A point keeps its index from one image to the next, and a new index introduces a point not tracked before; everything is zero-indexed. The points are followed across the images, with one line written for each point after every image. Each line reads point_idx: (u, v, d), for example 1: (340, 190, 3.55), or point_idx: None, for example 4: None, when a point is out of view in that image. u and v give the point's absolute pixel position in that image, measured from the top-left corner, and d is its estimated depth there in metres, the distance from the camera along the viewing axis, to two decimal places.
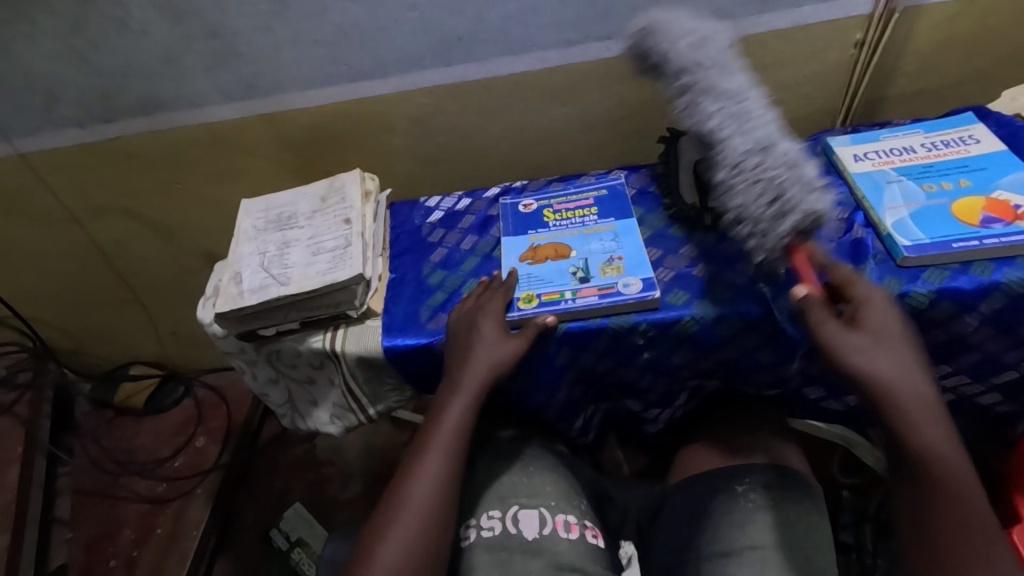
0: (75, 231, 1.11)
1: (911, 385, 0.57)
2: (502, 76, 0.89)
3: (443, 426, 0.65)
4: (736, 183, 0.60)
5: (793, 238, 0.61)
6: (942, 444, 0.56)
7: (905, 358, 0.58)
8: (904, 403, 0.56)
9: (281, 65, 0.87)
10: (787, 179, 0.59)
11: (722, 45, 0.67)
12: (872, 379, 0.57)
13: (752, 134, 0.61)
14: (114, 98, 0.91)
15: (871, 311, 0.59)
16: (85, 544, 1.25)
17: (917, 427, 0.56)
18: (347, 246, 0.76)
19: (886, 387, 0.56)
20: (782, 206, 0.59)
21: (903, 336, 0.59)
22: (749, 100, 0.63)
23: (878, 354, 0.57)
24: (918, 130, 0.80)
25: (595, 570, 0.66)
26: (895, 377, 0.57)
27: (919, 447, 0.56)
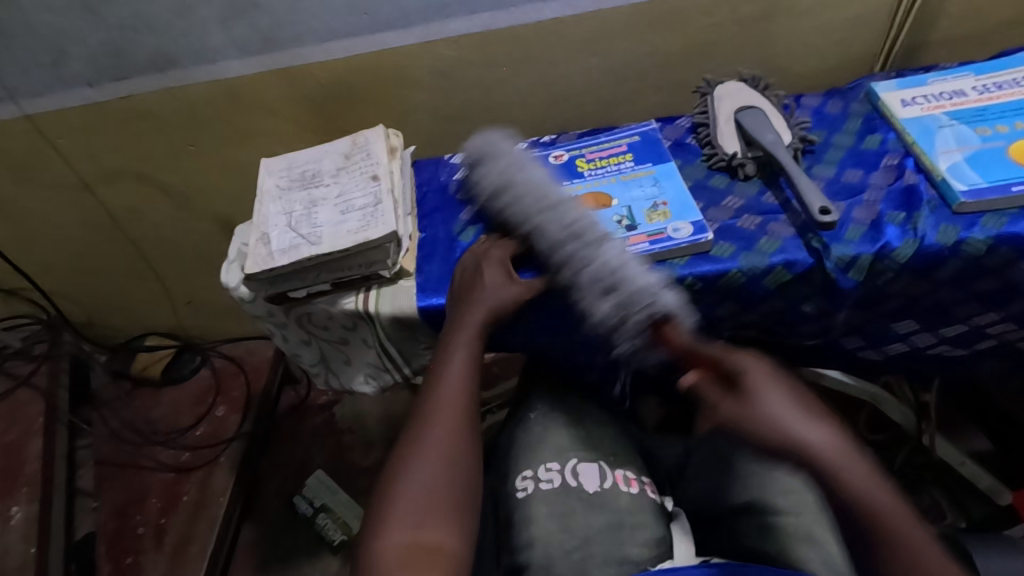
0: (86, 197, 1.08)
1: (829, 442, 0.51)
2: (530, 23, 0.85)
3: (453, 351, 0.63)
4: (579, 297, 0.62)
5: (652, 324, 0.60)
6: (876, 489, 0.50)
7: (813, 417, 0.52)
8: (835, 467, 0.50)
9: (298, 15, 0.83)
10: (613, 316, 0.60)
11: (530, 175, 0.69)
12: (804, 450, 0.51)
13: (569, 260, 0.62)
14: (124, 54, 0.87)
15: (755, 376, 0.55)
16: (112, 512, 1.25)
17: (853, 488, 0.50)
18: (377, 203, 0.73)
19: (813, 454, 0.51)
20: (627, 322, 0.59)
21: (809, 402, 0.54)
22: (550, 224, 0.64)
23: (781, 413, 0.52)
24: (969, 72, 0.77)
25: (652, 523, 0.64)
26: (813, 440, 0.51)
27: (847, 495, 0.50)
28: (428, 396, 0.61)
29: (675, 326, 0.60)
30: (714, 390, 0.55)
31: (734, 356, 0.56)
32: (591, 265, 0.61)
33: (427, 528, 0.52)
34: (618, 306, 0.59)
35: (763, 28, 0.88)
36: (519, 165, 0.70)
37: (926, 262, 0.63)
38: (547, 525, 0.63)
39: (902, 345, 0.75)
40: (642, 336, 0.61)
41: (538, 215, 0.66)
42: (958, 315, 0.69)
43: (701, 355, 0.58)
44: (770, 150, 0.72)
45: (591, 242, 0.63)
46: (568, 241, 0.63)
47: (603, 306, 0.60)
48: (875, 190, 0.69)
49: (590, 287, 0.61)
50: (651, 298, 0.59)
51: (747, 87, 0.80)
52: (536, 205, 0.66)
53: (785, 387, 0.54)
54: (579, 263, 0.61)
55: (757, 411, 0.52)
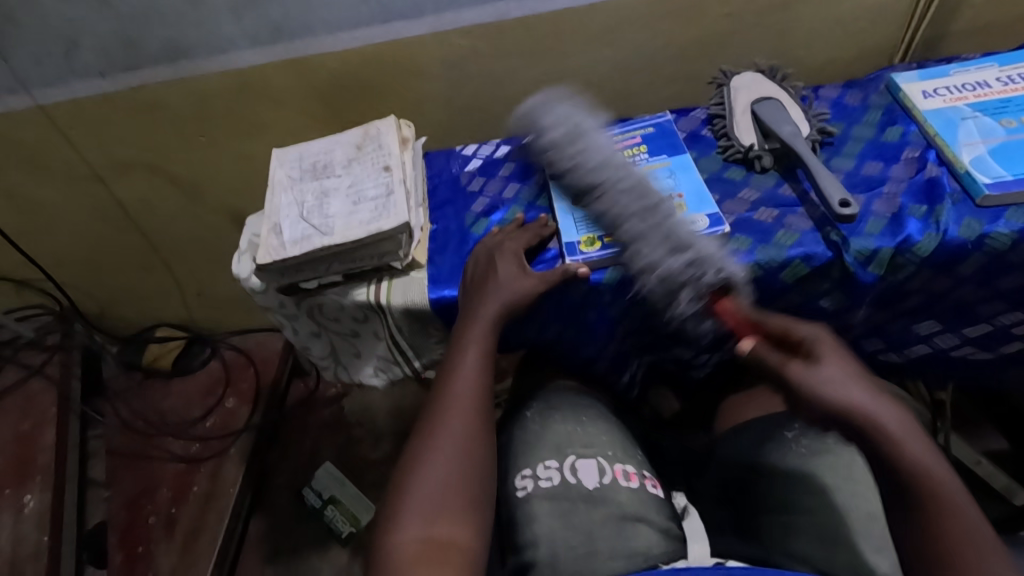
0: (98, 188, 1.08)
1: (896, 418, 0.51)
2: (544, 13, 0.84)
3: (466, 346, 0.62)
4: (645, 250, 0.61)
5: (715, 291, 0.60)
6: (940, 472, 0.49)
7: (881, 393, 0.53)
8: (895, 434, 0.50)
9: (309, 4, 0.83)
10: (682, 274, 0.59)
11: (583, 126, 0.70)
12: (864, 413, 0.51)
13: (648, 218, 0.62)
14: (136, 43, 0.87)
15: (821, 345, 0.57)
16: (123, 501, 1.26)
17: (914, 457, 0.50)
18: (389, 194, 0.72)
19: (873, 419, 0.51)
20: (689, 283, 0.59)
21: (872, 378, 0.56)
22: (631, 180, 0.65)
23: (851, 384, 0.53)
24: (993, 63, 0.75)
25: (658, 519, 0.63)
26: (874, 407, 0.52)
27: (914, 474, 0.49)
28: (441, 391, 0.60)
29: (734, 298, 0.60)
30: (772, 354, 0.58)
31: (798, 327, 0.59)
32: (665, 227, 0.61)
33: (441, 523, 0.52)
34: (689, 268, 0.59)
35: (781, 18, 0.87)
36: (581, 130, 0.70)
37: (947, 257, 0.62)
38: (549, 523, 0.62)
39: (923, 347, 0.74)
40: (701, 302, 0.60)
41: (613, 171, 0.66)
42: (981, 314, 0.68)
43: (766, 326, 0.59)
44: (788, 141, 0.70)
45: (662, 208, 0.63)
46: (640, 200, 0.63)
47: (671, 263, 0.59)
48: (896, 182, 0.68)
49: (660, 244, 0.61)
50: (718, 264, 0.60)
51: (764, 78, 0.78)
52: (601, 166, 0.67)
53: (854, 363, 0.55)
54: (650, 223, 0.62)
55: (821, 372, 0.54)
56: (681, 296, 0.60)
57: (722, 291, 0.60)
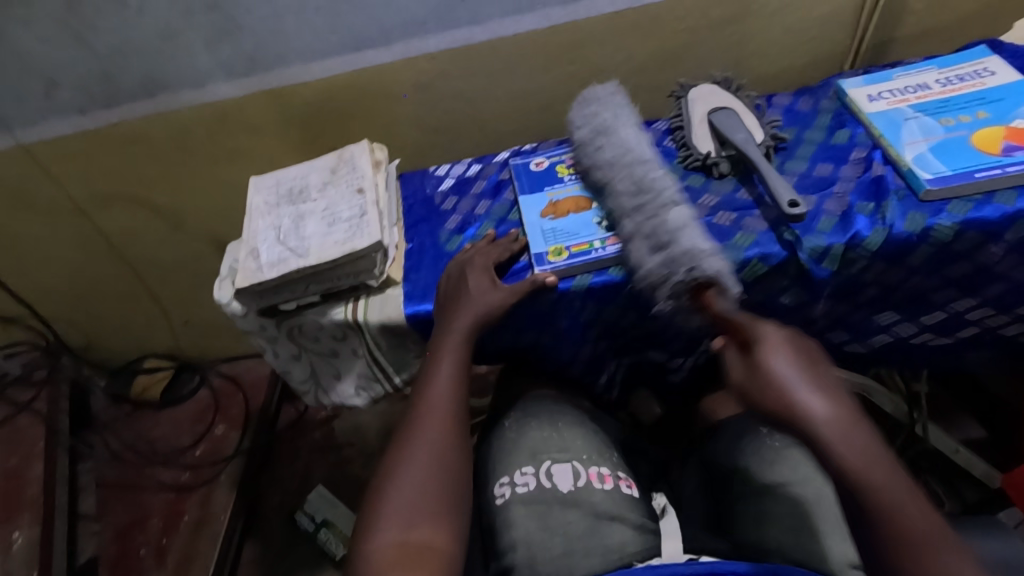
0: (82, 222, 1.10)
1: (834, 415, 0.49)
2: (507, 36, 0.88)
3: (439, 357, 0.65)
4: (634, 247, 0.64)
5: (693, 288, 0.61)
6: (869, 467, 0.47)
7: (819, 386, 0.51)
8: (829, 437, 0.48)
9: (281, 36, 0.86)
10: (677, 273, 0.60)
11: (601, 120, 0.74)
12: (799, 419, 0.50)
13: (652, 218, 0.63)
14: (115, 80, 0.90)
15: (770, 344, 0.54)
16: (114, 534, 1.26)
17: (849, 459, 0.48)
18: (363, 215, 0.75)
19: (807, 422, 0.49)
20: (666, 275, 0.60)
21: (825, 377, 0.52)
22: (632, 174, 0.67)
23: (785, 383, 0.51)
24: (932, 66, 0.79)
25: (634, 517, 0.65)
26: (811, 407, 0.50)
27: (841, 474, 0.48)
28: (417, 401, 0.62)
29: (717, 295, 0.60)
30: (733, 354, 0.56)
31: (753, 324, 0.56)
32: (655, 220, 0.63)
33: (416, 529, 0.53)
34: (664, 264, 0.61)
35: (733, 32, 0.91)
36: (605, 125, 0.73)
37: (896, 250, 0.65)
38: (526, 526, 0.64)
39: (885, 336, 0.77)
40: (681, 298, 0.62)
41: (623, 168, 0.69)
42: (935, 303, 0.71)
43: (730, 323, 0.58)
44: (742, 148, 0.74)
45: (661, 203, 0.64)
46: (637, 197, 0.65)
47: (648, 261, 0.62)
48: (845, 182, 0.71)
49: (645, 242, 0.63)
50: (695, 262, 0.59)
51: (720, 89, 0.82)
52: (614, 160, 0.70)
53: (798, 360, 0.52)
54: (644, 218, 0.64)
55: (761, 373, 0.52)
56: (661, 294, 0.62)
57: (703, 287, 0.60)
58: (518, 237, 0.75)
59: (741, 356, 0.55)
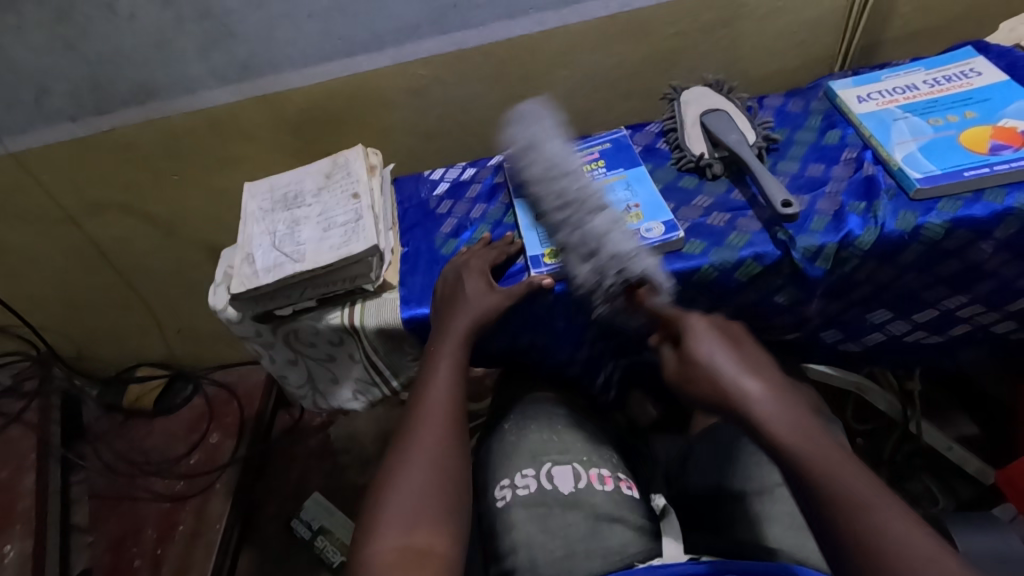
0: (73, 231, 1.09)
1: (762, 391, 0.53)
2: (500, 40, 0.88)
3: (438, 361, 0.65)
4: (567, 258, 0.68)
5: (626, 287, 0.65)
6: (801, 437, 0.49)
7: (749, 368, 0.55)
8: (760, 413, 0.51)
9: (274, 43, 0.86)
10: (606, 278, 0.64)
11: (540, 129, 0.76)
12: (734, 402, 0.53)
13: (579, 231, 0.66)
14: (106, 88, 0.89)
15: (695, 334, 0.59)
16: (108, 545, 1.24)
17: (779, 430, 0.50)
18: (358, 219, 0.75)
19: (737, 402, 0.53)
20: (601, 278, 0.65)
21: (754, 357, 0.56)
22: (564, 184, 0.70)
23: (715, 367, 0.55)
24: (920, 68, 0.80)
25: (635, 518, 0.65)
26: (743, 388, 0.53)
27: (774, 446, 0.49)
28: (415, 406, 0.62)
29: (649, 291, 0.64)
30: (668, 351, 0.61)
31: (680, 317, 0.61)
32: (581, 229, 0.66)
33: (418, 532, 0.53)
34: (596, 271, 0.65)
35: (724, 35, 0.92)
36: (548, 134, 0.75)
37: (888, 248, 0.66)
38: (527, 528, 0.64)
39: (878, 334, 0.77)
40: (617, 300, 0.66)
41: (540, 179, 0.72)
42: (927, 300, 0.72)
43: (664, 316, 0.62)
44: (734, 148, 0.74)
45: (587, 211, 0.67)
46: (564, 209, 0.69)
47: (580, 270, 0.66)
48: (837, 182, 0.72)
49: (575, 252, 0.67)
50: (624, 265, 0.64)
51: (712, 90, 0.83)
52: (540, 169, 0.72)
53: (730, 349, 0.57)
54: (571, 228, 0.67)
55: (692, 365, 0.57)
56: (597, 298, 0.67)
57: (633, 287, 0.65)
58: (512, 240, 0.74)
59: (674, 351, 0.60)
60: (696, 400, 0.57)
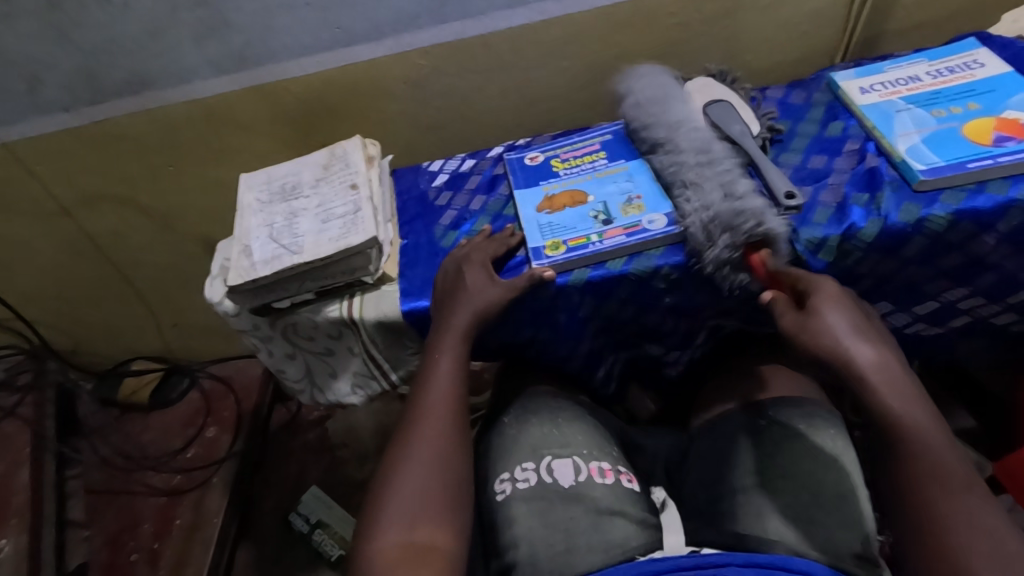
0: (67, 223, 1.08)
1: (881, 362, 0.54)
2: (500, 31, 0.87)
3: (439, 355, 0.64)
4: (694, 198, 0.67)
5: (750, 245, 0.64)
6: (922, 415, 0.52)
7: (869, 339, 0.56)
8: (879, 385, 0.53)
9: (271, 31, 0.85)
10: (749, 219, 0.63)
11: (679, 98, 0.79)
12: (851, 364, 0.54)
13: (729, 179, 0.67)
14: (100, 77, 0.88)
15: (824, 295, 0.58)
16: (105, 540, 1.24)
17: (899, 406, 0.52)
18: (357, 211, 0.74)
19: (860, 368, 0.54)
20: (730, 225, 0.63)
21: (870, 327, 0.57)
22: (711, 148, 0.72)
23: (838, 330, 0.55)
24: (922, 59, 0.80)
25: (635, 512, 0.65)
26: (862, 355, 0.54)
27: (888, 414, 0.52)
28: (416, 400, 0.62)
29: (767, 250, 0.64)
30: (785, 303, 0.59)
31: (809, 277, 0.60)
32: (730, 180, 0.67)
33: (420, 529, 0.52)
34: (734, 212, 0.64)
35: (726, 25, 0.91)
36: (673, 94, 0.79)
37: (891, 240, 0.65)
38: (528, 522, 0.63)
39: (879, 327, 0.77)
40: (738, 253, 0.64)
41: (676, 137, 0.74)
42: (928, 293, 0.72)
43: (785, 276, 0.62)
44: (740, 140, 0.74)
45: (728, 167, 0.69)
46: (712, 162, 0.70)
47: (720, 209, 0.64)
48: (839, 174, 0.72)
49: (716, 192, 0.66)
50: (761, 218, 0.63)
51: (716, 82, 0.82)
52: (672, 127, 0.75)
53: (852, 315, 0.57)
54: (715, 178, 0.68)
55: (816, 321, 0.56)
56: (721, 244, 0.64)
57: (755, 246, 0.64)
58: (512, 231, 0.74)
59: (790, 307, 0.59)
60: (803, 352, 0.57)
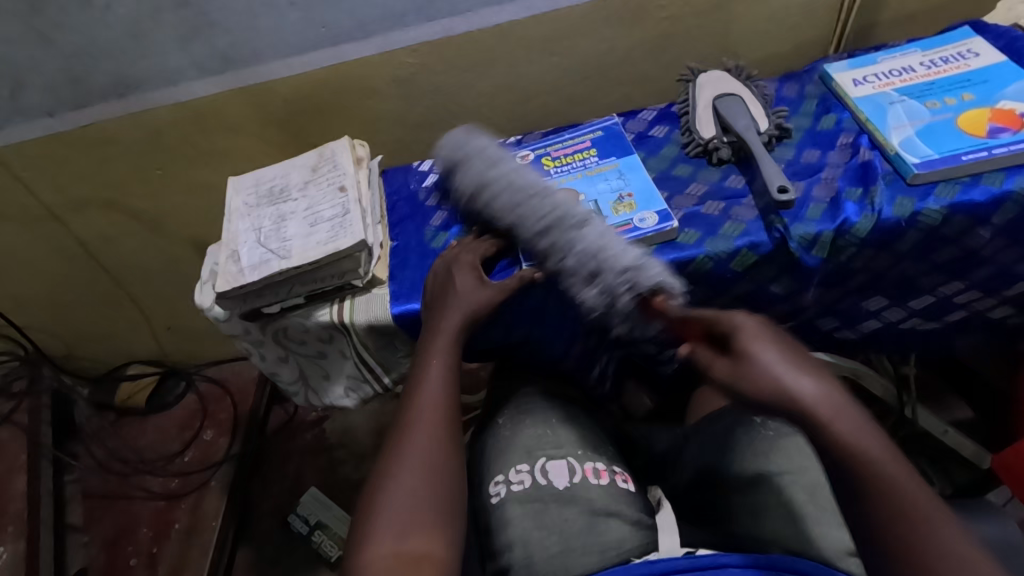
0: (56, 228, 1.07)
1: (824, 396, 0.47)
2: (488, 27, 0.86)
3: (430, 360, 0.63)
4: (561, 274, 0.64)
5: (643, 297, 0.60)
6: (860, 436, 0.47)
7: (804, 368, 0.49)
8: (828, 420, 0.47)
9: (255, 32, 0.84)
10: (620, 292, 0.60)
11: (480, 152, 0.73)
12: (796, 404, 0.47)
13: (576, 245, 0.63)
14: (84, 81, 0.87)
15: (748, 333, 0.51)
16: (103, 545, 1.24)
17: (850, 439, 0.46)
18: (345, 214, 0.73)
19: (802, 409, 0.47)
20: (613, 297, 0.60)
21: (798, 349, 0.51)
22: (525, 209, 0.66)
23: (769, 371, 0.48)
24: (916, 49, 0.79)
25: (630, 511, 0.64)
26: (803, 392, 0.47)
27: (843, 452, 0.46)
28: (408, 406, 0.61)
29: (665, 297, 0.60)
30: (705, 351, 0.53)
31: (728, 314, 0.53)
32: (569, 252, 0.63)
33: (412, 537, 0.51)
34: (604, 290, 0.60)
35: (718, 18, 0.90)
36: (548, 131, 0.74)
37: (885, 235, 0.65)
38: (523, 524, 0.63)
39: (874, 321, 0.77)
40: (633, 316, 0.62)
41: (502, 202, 0.69)
42: (924, 287, 0.71)
43: (699, 319, 0.56)
44: (745, 135, 0.73)
45: (569, 231, 0.64)
46: (534, 233, 0.65)
47: (586, 289, 0.61)
48: (833, 168, 0.71)
49: (574, 266, 0.62)
50: (640, 283, 0.60)
51: (729, 76, 0.80)
52: (498, 189, 0.69)
53: (779, 348, 0.50)
54: (558, 251, 0.63)
55: (747, 366, 0.49)
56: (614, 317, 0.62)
57: (652, 295, 0.60)
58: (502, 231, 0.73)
59: (715, 353, 0.53)
60: (737, 401, 0.50)
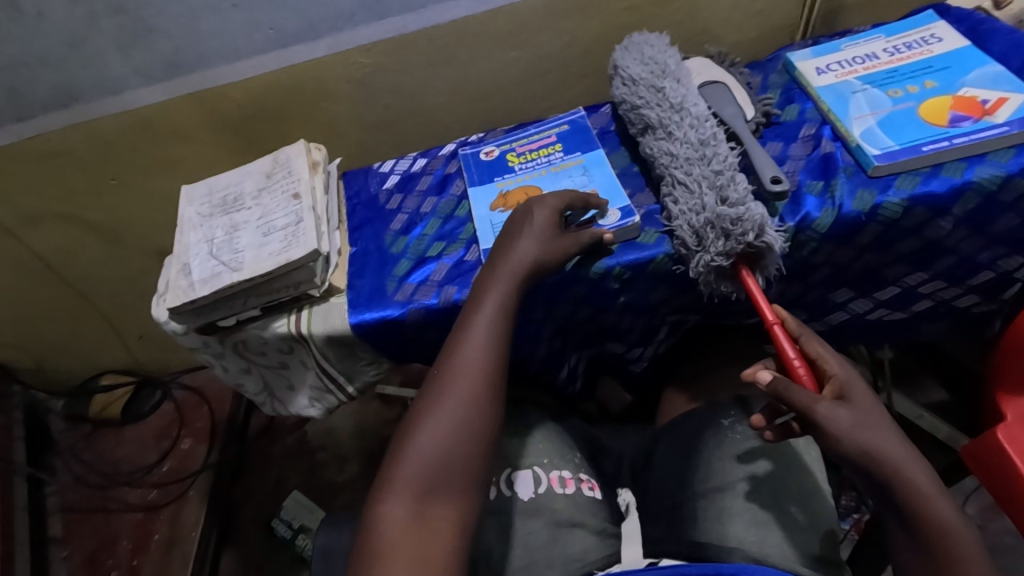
0: (12, 242, 1.04)
1: (931, 481, 0.47)
2: (441, 24, 0.83)
3: (484, 304, 0.58)
4: (684, 200, 0.64)
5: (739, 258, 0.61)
6: (961, 528, 0.46)
7: (910, 448, 0.49)
8: (928, 500, 0.47)
9: (201, 36, 0.81)
10: (741, 223, 0.59)
11: (677, 76, 0.72)
12: (894, 474, 0.47)
13: (715, 177, 0.63)
14: (24, 92, 0.84)
15: (851, 387, 0.51)
16: (82, 559, 1.22)
17: (944, 522, 0.46)
18: (298, 222, 0.71)
19: (899, 483, 0.47)
20: (724, 229, 0.60)
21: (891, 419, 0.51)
22: (713, 140, 0.66)
23: (875, 428, 0.49)
24: (880, 35, 0.77)
25: (592, 521, 0.64)
26: (910, 469, 0.47)
27: (937, 531, 0.46)
28: (451, 349, 0.56)
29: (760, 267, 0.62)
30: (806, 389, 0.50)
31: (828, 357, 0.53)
32: (725, 179, 0.63)
33: (433, 503, 0.49)
34: (728, 216, 0.60)
35: (679, 7, 0.88)
36: (663, 68, 0.73)
37: (846, 229, 0.64)
38: (487, 539, 0.62)
39: (841, 313, 0.76)
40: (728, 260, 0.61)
41: (690, 124, 0.68)
42: (888, 279, 0.70)
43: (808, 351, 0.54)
44: (730, 123, 0.71)
45: (725, 163, 0.64)
46: (706, 160, 0.65)
47: (715, 212, 0.60)
48: (795, 161, 0.69)
49: (709, 191, 0.62)
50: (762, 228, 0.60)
51: (712, 63, 0.78)
52: (674, 114, 0.69)
53: (885, 417, 0.50)
54: (717, 177, 0.63)
55: (853, 419, 0.49)
56: (704, 253, 0.61)
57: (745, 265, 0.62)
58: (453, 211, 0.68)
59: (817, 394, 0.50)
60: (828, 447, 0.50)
